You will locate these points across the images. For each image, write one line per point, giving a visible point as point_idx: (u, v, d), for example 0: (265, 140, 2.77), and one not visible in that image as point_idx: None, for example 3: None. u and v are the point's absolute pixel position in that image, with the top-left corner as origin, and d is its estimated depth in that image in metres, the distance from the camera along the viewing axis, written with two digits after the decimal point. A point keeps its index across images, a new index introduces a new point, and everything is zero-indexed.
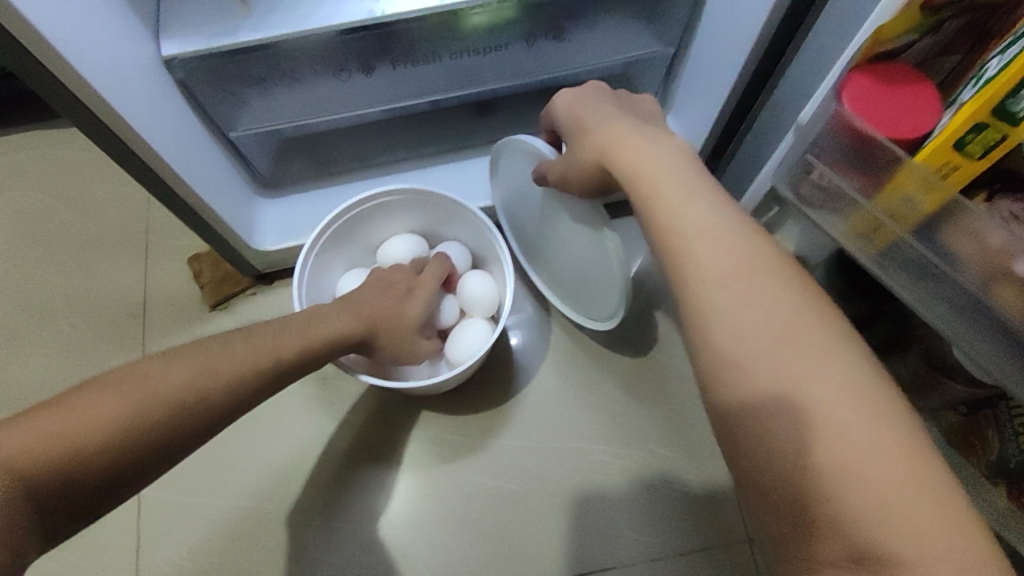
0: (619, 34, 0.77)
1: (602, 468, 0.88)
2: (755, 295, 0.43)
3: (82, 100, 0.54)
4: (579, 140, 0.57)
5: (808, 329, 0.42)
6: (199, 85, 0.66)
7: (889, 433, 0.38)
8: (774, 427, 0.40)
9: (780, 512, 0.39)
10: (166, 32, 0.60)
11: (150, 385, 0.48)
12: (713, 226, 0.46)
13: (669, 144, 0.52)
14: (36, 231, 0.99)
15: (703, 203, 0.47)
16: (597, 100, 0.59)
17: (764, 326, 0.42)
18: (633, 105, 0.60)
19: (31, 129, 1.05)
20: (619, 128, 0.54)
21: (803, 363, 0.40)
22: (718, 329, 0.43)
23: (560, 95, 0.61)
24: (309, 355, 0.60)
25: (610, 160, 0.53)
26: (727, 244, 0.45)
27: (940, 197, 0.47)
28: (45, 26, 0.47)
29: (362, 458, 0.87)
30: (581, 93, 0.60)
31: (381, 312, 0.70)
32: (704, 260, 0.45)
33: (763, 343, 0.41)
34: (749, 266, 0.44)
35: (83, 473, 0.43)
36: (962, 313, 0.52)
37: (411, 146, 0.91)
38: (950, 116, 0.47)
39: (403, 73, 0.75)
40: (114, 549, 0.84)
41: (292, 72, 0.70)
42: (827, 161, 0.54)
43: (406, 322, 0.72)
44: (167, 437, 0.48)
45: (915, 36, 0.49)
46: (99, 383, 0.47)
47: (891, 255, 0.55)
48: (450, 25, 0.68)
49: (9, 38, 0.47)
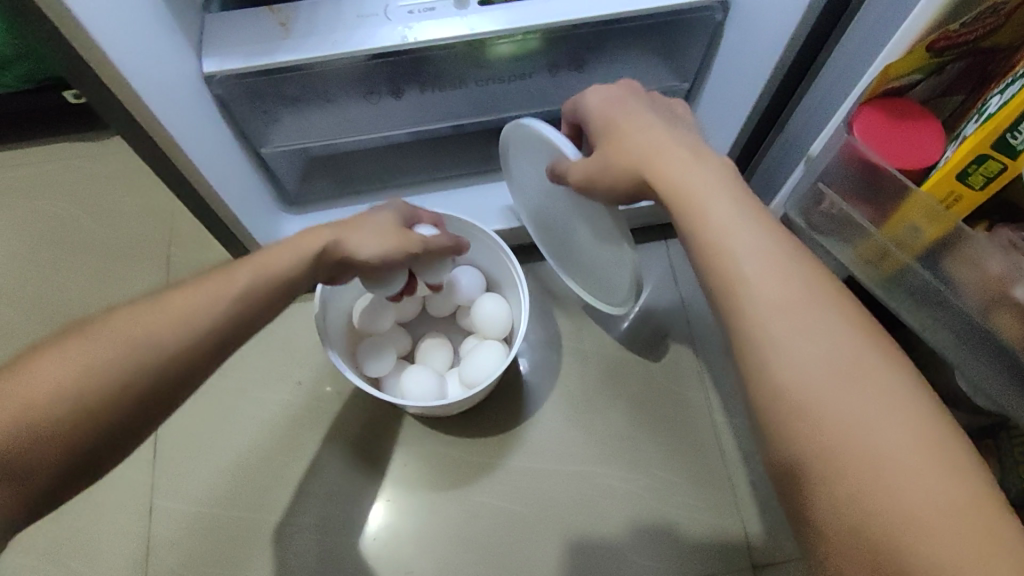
0: (638, 68, 0.80)
1: (610, 489, 0.89)
2: (811, 330, 0.42)
3: (128, 106, 0.57)
4: (613, 144, 0.59)
5: (867, 363, 0.41)
6: (236, 102, 0.69)
7: (957, 485, 0.36)
8: (837, 460, 0.38)
9: (840, 559, 0.38)
10: (209, 51, 0.64)
11: (102, 342, 0.45)
12: (765, 250, 0.46)
13: (711, 156, 0.54)
14: (61, 240, 1.02)
15: (751, 230, 0.47)
16: (632, 103, 0.61)
17: (822, 358, 0.41)
18: (667, 109, 0.62)
19: (72, 141, 1.08)
20: (662, 138, 0.56)
21: (862, 395, 0.39)
22: (775, 358, 0.42)
23: (598, 92, 0.63)
24: (265, 285, 0.52)
25: (651, 169, 0.55)
26: (781, 272, 0.44)
27: (945, 224, 0.49)
28: (100, 33, 0.50)
29: (374, 471, 0.89)
30: (615, 92, 0.63)
31: (347, 223, 0.62)
32: (755, 289, 0.44)
33: (821, 380, 0.40)
34: (802, 296, 0.43)
35: (48, 450, 0.41)
36: (964, 341, 0.54)
37: (431, 166, 0.94)
38: (954, 149, 0.49)
39: (430, 97, 0.78)
40: (125, 555, 0.85)
41: (325, 93, 0.73)
42: (836, 190, 0.56)
43: (377, 227, 0.63)
44: (136, 396, 0.45)
45: (921, 75, 0.52)
46: (67, 343, 0.45)
47: (896, 283, 0.57)
48: (476, 54, 0.72)
49: (64, 40, 0.50)
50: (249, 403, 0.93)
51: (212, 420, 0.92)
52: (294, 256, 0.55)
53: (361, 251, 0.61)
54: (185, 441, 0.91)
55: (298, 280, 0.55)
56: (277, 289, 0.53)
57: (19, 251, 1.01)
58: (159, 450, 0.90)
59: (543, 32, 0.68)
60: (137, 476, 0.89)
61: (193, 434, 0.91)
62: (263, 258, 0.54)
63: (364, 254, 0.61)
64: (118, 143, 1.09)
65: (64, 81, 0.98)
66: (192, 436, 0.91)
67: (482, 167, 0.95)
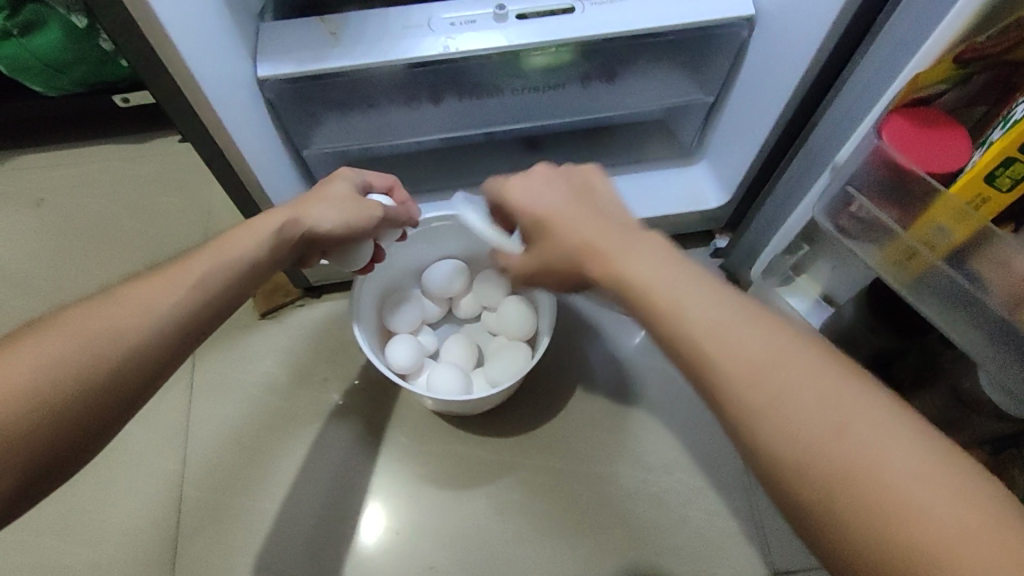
0: (666, 80, 0.83)
1: (633, 492, 0.89)
2: (788, 394, 0.36)
3: (185, 93, 0.60)
4: (546, 240, 0.52)
5: (857, 404, 0.36)
6: (285, 105, 0.73)
7: (970, 505, 0.32)
8: (850, 516, 0.34)
9: None
10: (264, 56, 0.67)
11: (65, 334, 0.44)
12: (719, 317, 0.39)
13: (652, 237, 0.46)
14: (101, 236, 1.05)
15: (700, 299, 0.41)
16: (551, 189, 0.53)
17: (807, 417, 0.36)
18: (577, 185, 0.53)
19: (126, 141, 1.13)
20: (600, 226, 0.48)
21: (859, 442, 0.35)
22: (764, 431, 0.36)
23: (516, 181, 0.55)
24: (224, 271, 0.54)
25: (599, 262, 0.47)
26: (738, 336, 0.38)
27: (973, 224, 0.53)
28: (169, 21, 0.54)
29: (400, 468, 0.90)
30: (531, 180, 0.54)
31: (306, 196, 0.65)
32: (720, 357, 0.38)
33: (808, 433, 0.35)
34: (770, 355, 0.38)
35: (14, 449, 0.40)
36: (991, 339, 0.57)
37: (461, 174, 0.97)
38: (981, 153, 0.52)
39: (468, 105, 0.82)
40: (152, 542, 0.86)
41: (368, 99, 0.77)
42: (867, 194, 0.60)
43: (332, 194, 0.66)
44: (109, 391, 0.45)
45: (946, 85, 0.55)
46: (26, 339, 0.44)
47: (922, 283, 0.60)
48: (512, 65, 0.75)
49: (140, 35, 0.54)
50: (275, 397, 0.94)
51: (239, 414, 0.93)
52: (252, 240, 0.57)
53: (321, 224, 0.64)
54: (213, 433, 0.92)
55: (259, 267, 0.57)
56: (244, 273, 0.56)
57: (60, 246, 1.05)
58: (187, 441, 0.92)
59: (574, 45, 0.72)
60: (164, 466, 0.90)
61: (221, 426, 0.93)
62: (219, 247, 0.56)
63: (324, 223, 0.64)
64: (174, 142, 1.13)
65: (136, 81, 1.03)
66: (220, 428, 0.92)
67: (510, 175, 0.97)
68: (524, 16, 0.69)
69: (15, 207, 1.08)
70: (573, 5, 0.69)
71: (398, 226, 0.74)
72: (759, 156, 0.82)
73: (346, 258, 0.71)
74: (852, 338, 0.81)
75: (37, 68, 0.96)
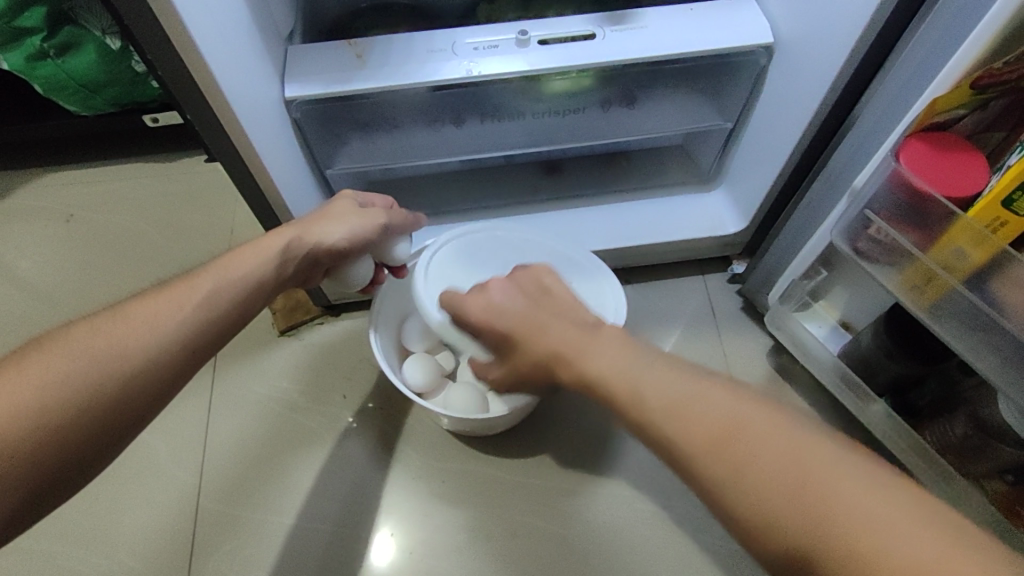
0: (685, 105, 0.84)
1: (648, 515, 0.88)
2: (744, 459, 0.40)
3: (216, 111, 0.62)
4: (515, 349, 0.57)
5: (813, 458, 0.38)
6: (310, 124, 0.75)
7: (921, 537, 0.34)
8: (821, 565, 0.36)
9: None
10: (292, 78, 0.69)
11: (74, 350, 0.45)
12: (672, 399, 0.44)
13: (602, 335, 0.52)
14: (128, 250, 1.08)
15: (657, 378, 0.46)
16: (506, 303, 0.57)
17: (775, 469, 0.39)
18: (533, 287, 0.59)
19: (157, 160, 1.17)
20: (563, 331, 0.53)
21: (791, 496, 0.38)
22: (720, 496, 0.40)
23: (471, 296, 0.59)
24: (229, 287, 0.55)
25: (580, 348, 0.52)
26: (694, 413, 0.43)
27: (991, 247, 0.53)
28: (204, 42, 0.56)
29: (415, 484, 0.90)
30: (489, 298, 0.58)
31: (311, 213, 0.66)
32: (692, 419, 0.43)
33: (756, 497, 0.39)
34: (731, 421, 0.41)
35: (16, 470, 0.41)
36: (1012, 364, 0.57)
37: (481, 195, 0.98)
38: (999, 178, 0.53)
39: (489, 128, 0.83)
40: (167, 551, 0.86)
41: (392, 120, 0.80)
42: (884, 217, 0.60)
43: (335, 211, 0.67)
44: (116, 407, 0.46)
45: (965, 110, 0.55)
46: (34, 357, 0.45)
47: (943, 305, 0.60)
48: (534, 89, 0.77)
49: (175, 55, 0.56)
50: (294, 412, 0.95)
51: (259, 428, 0.94)
52: (260, 258, 0.59)
53: (325, 240, 0.65)
54: (232, 447, 0.93)
55: (265, 279, 0.58)
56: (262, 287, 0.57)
57: (89, 259, 1.07)
58: (205, 454, 0.92)
59: (595, 71, 0.73)
60: (182, 478, 0.91)
61: (239, 438, 0.93)
62: (227, 262, 0.57)
63: (329, 239, 0.65)
64: (202, 162, 1.17)
65: (168, 102, 1.06)
66: (239, 440, 0.93)
67: (528, 197, 0.98)
68: (545, 41, 0.71)
69: (46, 221, 1.11)
70: (594, 32, 0.71)
71: (403, 236, 0.74)
72: (778, 181, 0.82)
73: (345, 276, 0.71)
74: (869, 363, 0.80)
75: (72, 87, 0.99)
